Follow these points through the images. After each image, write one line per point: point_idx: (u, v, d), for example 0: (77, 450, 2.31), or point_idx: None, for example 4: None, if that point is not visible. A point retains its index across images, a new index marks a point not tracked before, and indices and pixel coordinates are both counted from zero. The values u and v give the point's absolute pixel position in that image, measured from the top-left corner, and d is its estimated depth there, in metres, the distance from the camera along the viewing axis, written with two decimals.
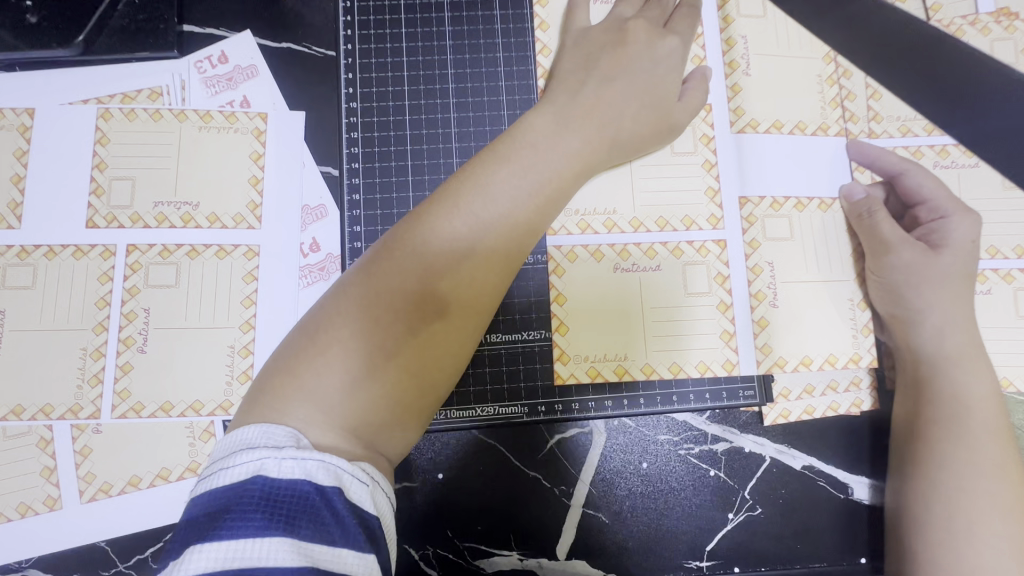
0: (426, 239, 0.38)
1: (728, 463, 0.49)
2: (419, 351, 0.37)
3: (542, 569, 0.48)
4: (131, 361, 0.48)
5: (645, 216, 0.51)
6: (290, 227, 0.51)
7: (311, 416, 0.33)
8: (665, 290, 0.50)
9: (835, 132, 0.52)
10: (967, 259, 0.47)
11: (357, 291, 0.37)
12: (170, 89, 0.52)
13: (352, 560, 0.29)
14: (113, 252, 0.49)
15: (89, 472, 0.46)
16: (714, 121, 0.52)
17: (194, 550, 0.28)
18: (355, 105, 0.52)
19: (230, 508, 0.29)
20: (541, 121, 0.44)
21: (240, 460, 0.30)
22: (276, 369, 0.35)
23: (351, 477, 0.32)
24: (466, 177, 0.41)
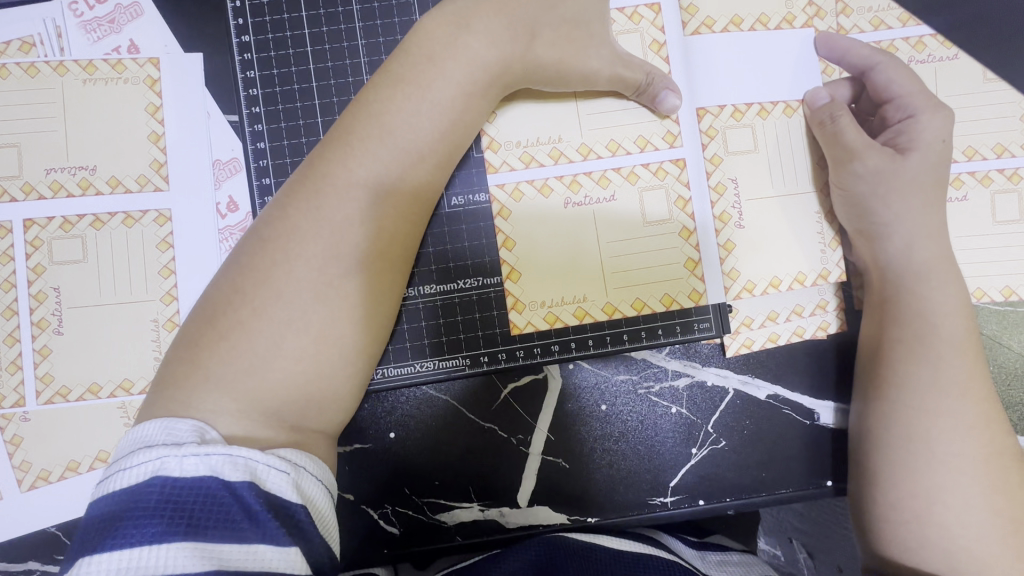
0: (320, 199, 0.35)
1: (690, 399, 0.48)
2: (335, 317, 0.34)
3: (504, 517, 0.47)
4: (49, 344, 0.45)
5: (594, 140, 0.45)
6: (202, 186, 0.46)
7: (221, 404, 0.31)
8: (622, 222, 0.46)
9: (801, 24, 0.47)
10: (937, 160, 0.43)
11: (255, 265, 0.34)
12: (44, 39, 0.46)
13: (270, 556, 0.28)
14: (9, 229, 0.45)
15: (24, 460, 0.44)
16: (665, 24, 0.46)
17: (84, 564, 0.25)
18: (248, 39, 0.46)
19: (124, 515, 0.27)
20: (457, 42, 0.38)
21: (135, 462, 0.28)
22: (177, 357, 0.33)
23: (267, 467, 0.30)
24: (369, 126, 0.37)
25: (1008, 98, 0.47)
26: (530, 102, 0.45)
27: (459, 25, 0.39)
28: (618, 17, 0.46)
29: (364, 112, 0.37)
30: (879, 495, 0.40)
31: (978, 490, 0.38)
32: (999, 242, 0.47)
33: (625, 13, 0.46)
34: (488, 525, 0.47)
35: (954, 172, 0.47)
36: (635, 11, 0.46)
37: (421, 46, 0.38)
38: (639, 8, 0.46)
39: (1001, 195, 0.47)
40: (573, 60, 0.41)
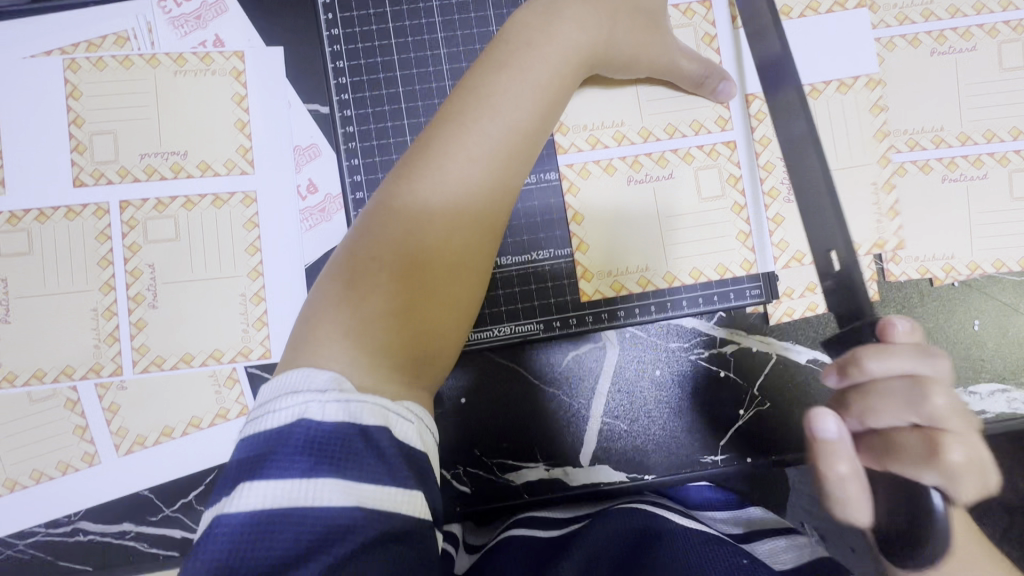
0: (443, 172, 0.38)
1: (737, 364, 0.51)
2: (452, 274, 0.38)
3: (567, 476, 0.51)
4: (144, 317, 0.48)
5: (653, 124, 0.50)
6: (286, 170, 0.50)
7: (352, 355, 0.34)
8: (679, 198, 0.50)
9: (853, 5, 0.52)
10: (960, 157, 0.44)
11: (383, 235, 0.38)
12: (136, 33, 0.49)
13: (401, 497, 0.31)
14: (106, 210, 0.48)
15: (121, 426, 0.47)
16: (715, 19, 0.50)
17: (246, 488, 0.29)
18: (336, 32, 0.49)
19: (277, 450, 0.30)
20: (549, 29, 0.42)
21: (285, 405, 0.31)
22: (313, 320, 0.36)
23: (396, 415, 0.33)
24: (479, 107, 0.40)
25: (1022, 86, 0.52)
26: (599, 89, 0.49)
27: (549, 14, 0.43)
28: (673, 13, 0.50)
29: (469, 94, 0.41)
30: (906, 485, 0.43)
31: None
32: (1017, 217, 0.51)
33: (679, 9, 0.50)
34: (553, 484, 0.51)
35: (975, 153, 0.52)
36: (688, 8, 0.50)
37: (520, 35, 0.42)
38: (692, 4, 0.50)
39: (1018, 174, 0.51)
40: (641, 49, 0.45)
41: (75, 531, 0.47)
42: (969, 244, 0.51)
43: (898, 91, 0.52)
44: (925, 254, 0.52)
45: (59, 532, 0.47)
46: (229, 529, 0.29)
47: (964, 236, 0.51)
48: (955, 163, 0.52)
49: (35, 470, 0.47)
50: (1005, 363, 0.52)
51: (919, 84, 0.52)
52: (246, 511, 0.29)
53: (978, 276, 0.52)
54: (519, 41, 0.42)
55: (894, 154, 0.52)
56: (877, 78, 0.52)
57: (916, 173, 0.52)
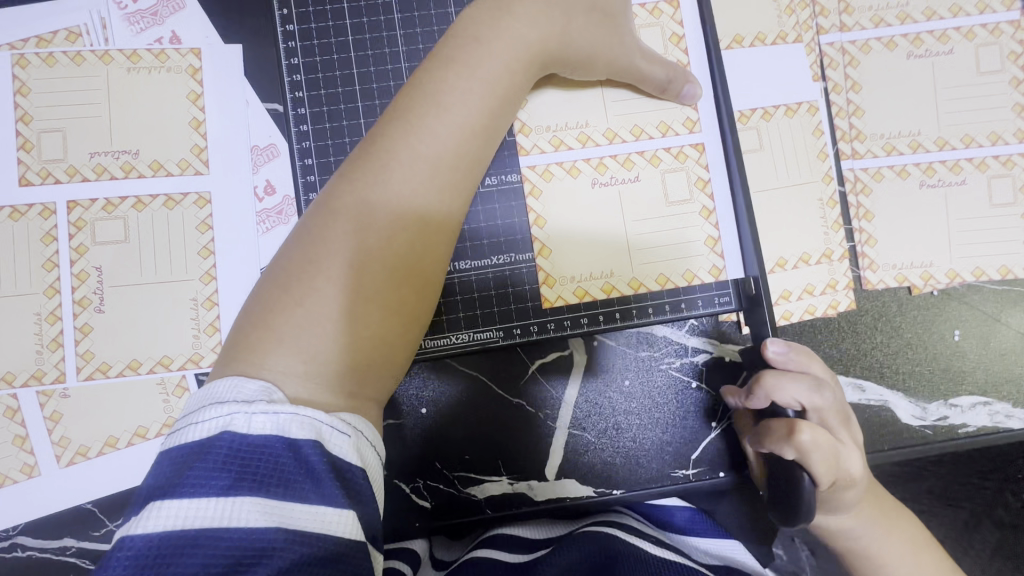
0: (387, 172, 0.38)
1: (710, 374, 0.50)
2: (396, 277, 0.37)
3: (532, 490, 0.49)
4: (90, 322, 0.46)
5: (620, 125, 0.48)
6: (241, 171, 0.48)
7: (289, 365, 0.33)
8: (646, 201, 0.48)
9: (793, 40, 0.50)
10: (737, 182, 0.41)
11: (324, 235, 0.37)
12: (89, 29, 0.47)
13: (329, 517, 0.29)
14: (53, 210, 0.46)
15: (63, 436, 0.45)
16: (684, 19, 0.49)
17: (160, 505, 0.28)
18: (292, 28, 0.48)
19: (198, 464, 0.29)
20: (500, 25, 0.41)
21: (209, 416, 0.30)
22: (252, 325, 0.35)
23: (330, 429, 0.32)
24: (428, 106, 0.39)
25: (1000, 90, 0.50)
26: (560, 90, 0.48)
27: (501, 9, 0.41)
28: (640, 12, 0.49)
29: (417, 92, 0.39)
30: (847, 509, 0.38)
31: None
32: (998, 224, 0.50)
33: (646, 8, 0.49)
34: (517, 499, 0.49)
35: (953, 158, 0.50)
36: (656, 6, 0.49)
37: (466, 30, 0.41)
38: (659, 4, 0.49)
39: (997, 180, 0.50)
40: (600, 45, 0.44)
41: (14, 546, 0.45)
42: (948, 252, 0.50)
43: (873, 94, 0.51)
44: (902, 261, 0.50)
45: None
46: (134, 550, 0.27)
47: (942, 243, 0.50)
48: (933, 168, 0.50)
49: None
50: (987, 375, 0.50)
51: (893, 87, 0.51)
52: (156, 530, 0.27)
53: (957, 285, 0.50)
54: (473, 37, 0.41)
55: (870, 159, 0.51)
56: (852, 80, 0.51)
57: (893, 178, 0.51)
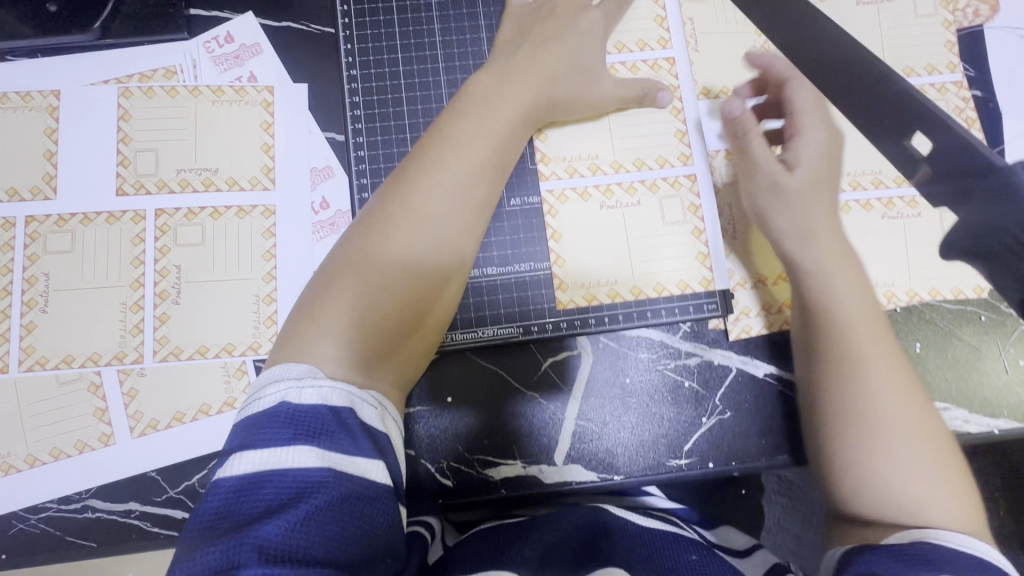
0: (409, 196, 0.47)
1: (700, 375, 0.57)
2: (409, 289, 0.46)
3: (543, 473, 0.55)
4: (167, 312, 0.53)
5: (624, 158, 0.57)
6: (303, 187, 0.56)
7: (325, 348, 0.42)
8: (647, 222, 0.56)
9: (769, 93, 0.59)
10: (815, 178, 0.56)
11: (355, 247, 0.46)
12: (183, 68, 0.57)
13: (366, 464, 0.38)
14: (143, 216, 0.54)
15: (137, 410, 0.52)
16: (678, 73, 0.59)
17: (240, 456, 0.36)
18: (355, 72, 0.57)
19: (263, 426, 0.38)
20: (506, 87, 0.51)
21: (270, 390, 0.39)
22: (297, 318, 0.44)
23: (361, 401, 0.41)
24: (445, 144, 0.48)
25: (950, 138, 0.59)
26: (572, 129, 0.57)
27: (506, 75, 0.52)
28: (642, 66, 0.59)
29: (436, 135, 0.49)
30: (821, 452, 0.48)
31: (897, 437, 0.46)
32: (950, 251, 0.58)
33: (648, 63, 0.59)
34: (529, 480, 0.55)
35: (909, 195, 0.59)
36: (655, 62, 0.59)
37: (480, 88, 0.51)
38: (659, 60, 0.59)
39: (948, 214, 0.59)
40: (587, 100, 0.55)
41: (85, 508, 0.51)
42: (906, 274, 0.58)
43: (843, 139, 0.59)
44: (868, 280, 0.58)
45: (70, 509, 0.51)
46: (225, 489, 0.35)
47: (901, 266, 0.58)
48: (892, 203, 0.59)
49: (54, 448, 0.51)
50: (944, 384, 0.57)
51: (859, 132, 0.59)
52: (239, 473, 0.35)
53: (916, 302, 0.58)
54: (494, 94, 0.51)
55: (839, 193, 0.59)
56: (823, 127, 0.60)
57: (859, 211, 0.59)
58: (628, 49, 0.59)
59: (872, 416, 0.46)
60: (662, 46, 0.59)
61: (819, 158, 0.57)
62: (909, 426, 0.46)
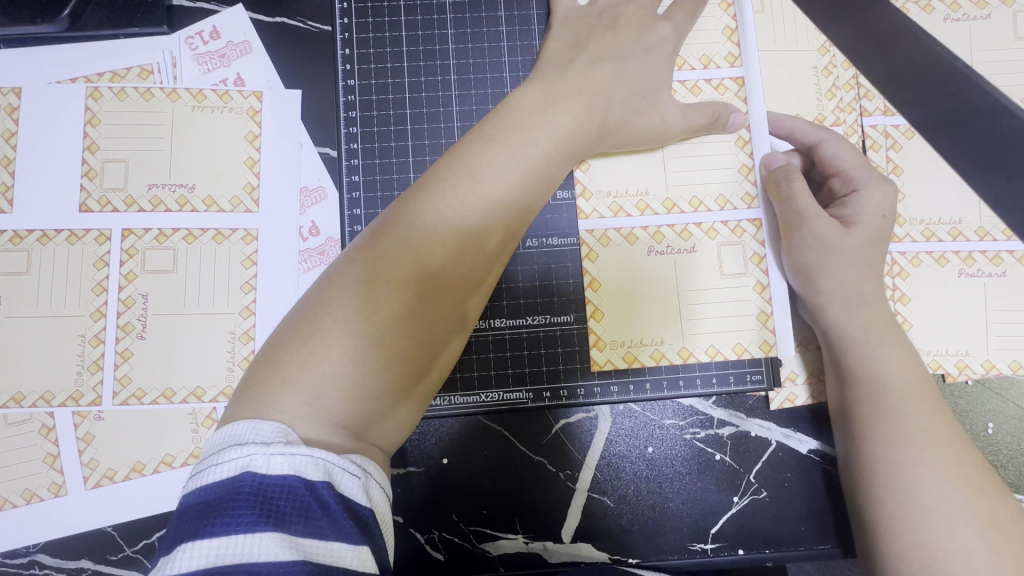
0: (438, 213, 0.39)
1: (734, 447, 0.49)
2: (409, 337, 0.37)
3: (547, 552, 0.48)
4: (131, 347, 0.47)
5: (678, 196, 0.49)
6: (290, 210, 0.50)
7: (305, 424, 0.34)
8: (699, 272, 0.49)
9: (831, 123, 0.51)
10: (878, 233, 0.45)
11: (369, 262, 0.38)
12: (161, 67, 0.50)
13: (345, 554, 0.30)
14: (108, 236, 0.48)
15: (93, 458, 0.46)
16: (748, 95, 0.50)
17: (188, 545, 0.28)
18: (353, 82, 0.50)
19: (219, 505, 0.30)
20: (543, 115, 0.43)
21: (228, 457, 0.30)
22: (266, 366, 0.36)
23: (342, 470, 0.32)
24: (463, 174, 0.40)
25: None
26: (620, 157, 0.49)
27: (540, 92, 0.44)
28: (705, 87, 0.50)
29: (444, 161, 0.41)
30: (882, 545, 0.40)
31: (994, 555, 0.38)
32: None
33: (712, 83, 0.50)
34: (532, 558, 0.48)
35: (993, 250, 0.50)
36: (721, 82, 0.50)
37: (508, 110, 0.43)
38: (725, 80, 0.50)
39: None
40: (635, 123, 0.46)
41: (32, 564, 0.46)
42: (984, 342, 0.49)
43: (915, 180, 0.51)
44: (938, 347, 0.50)
45: (15, 564, 0.46)
46: None
47: (980, 333, 0.50)
48: (973, 258, 0.50)
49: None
50: (1019, 472, 0.49)
51: (936, 173, 0.51)
52: (186, 569, 0.28)
53: (993, 376, 0.49)
54: (514, 114, 0.43)
55: (909, 243, 0.51)
56: (894, 164, 0.51)
57: (932, 264, 0.51)
58: (691, 66, 0.50)
59: (938, 515, 0.39)
60: (730, 63, 0.50)
61: (887, 211, 0.46)
62: (999, 535, 0.39)
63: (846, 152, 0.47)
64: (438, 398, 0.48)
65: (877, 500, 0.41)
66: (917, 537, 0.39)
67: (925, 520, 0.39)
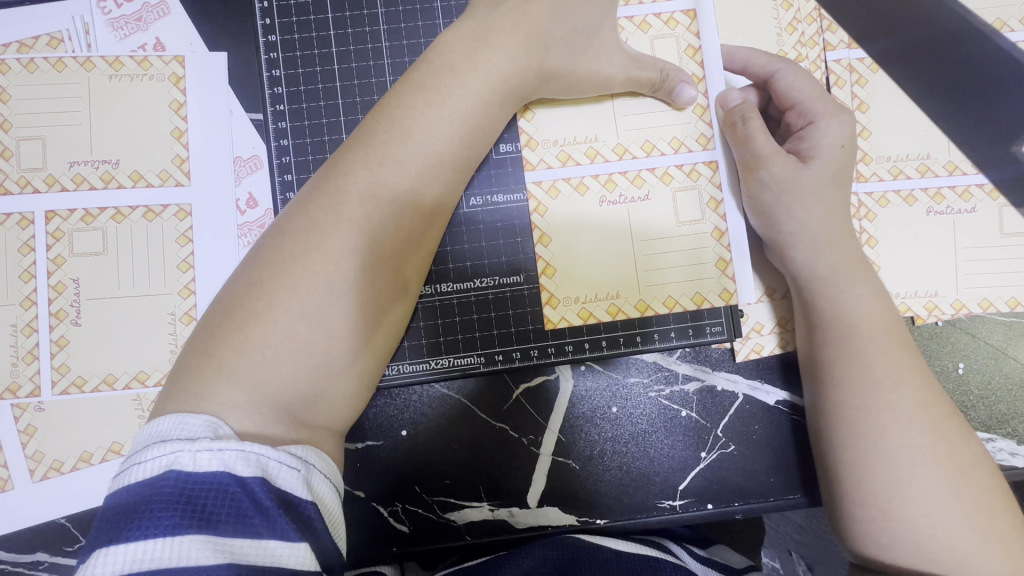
0: (364, 178, 0.37)
1: (701, 403, 0.48)
2: (346, 310, 0.35)
3: (513, 518, 0.47)
4: (66, 335, 0.45)
5: (629, 141, 0.47)
6: (224, 182, 0.47)
7: (234, 397, 0.32)
8: (657, 222, 0.47)
9: (793, 59, 0.48)
10: (838, 167, 0.43)
11: (297, 235, 0.36)
12: (71, 35, 0.46)
13: (282, 554, 0.28)
14: (31, 220, 0.45)
15: (37, 450, 0.45)
16: (700, 30, 0.47)
17: (100, 553, 0.26)
18: (274, 39, 0.47)
19: (139, 507, 0.27)
20: (479, 62, 0.40)
21: (149, 454, 0.28)
22: (195, 351, 0.34)
23: (279, 464, 0.30)
24: (394, 130, 0.38)
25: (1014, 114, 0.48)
26: (564, 104, 0.46)
27: (481, 33, 0.40)
28: (655, 22, 0.47)
29: (373, 117, 0.39)
30: (845, 493, 0.40)
31: (950, 496, 0.37)
32: (1008, 254, 0.48)
33: (661, 18, 0.47)
34: (497, 525, 0.47)
35: (963, 185, 0.48)
36: (671, 16, 0.47)
37: (441, 57, 0.40)
38: (675, 14, 0.47)
39: (1007, 208, 0.48)
40: (579, 68, 0.43)
41: None
42: (954, 282, 0.48)
43: (881, 115, 0.49)
44: (906, 290, 0.48)
45: None
46: None
47: (949, 272, 0.48)
48: (942, 195, 0.48)
49: None
50: (991, 412, 0.48)
51: (901, 107, 0.49)
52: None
53: (963, 316, 0.48)
54: (448, 60, 0.40)
55: (876, 182, 0.49)
56: (859, 100, 0.49)
57: (899, 204, 0.49)
58: (638, 1, 0.47)
59: (901, 457, 0.38)
60: None
61: (845, 141, 0.43)
62: (961, 471, 0.38)
63: (803, 83, 0.44)
64: (389, 367, 0.46)
65: (841, 448, 0.40)
66: (880, 481, 0.38)
67: (888, 463, 0.38)
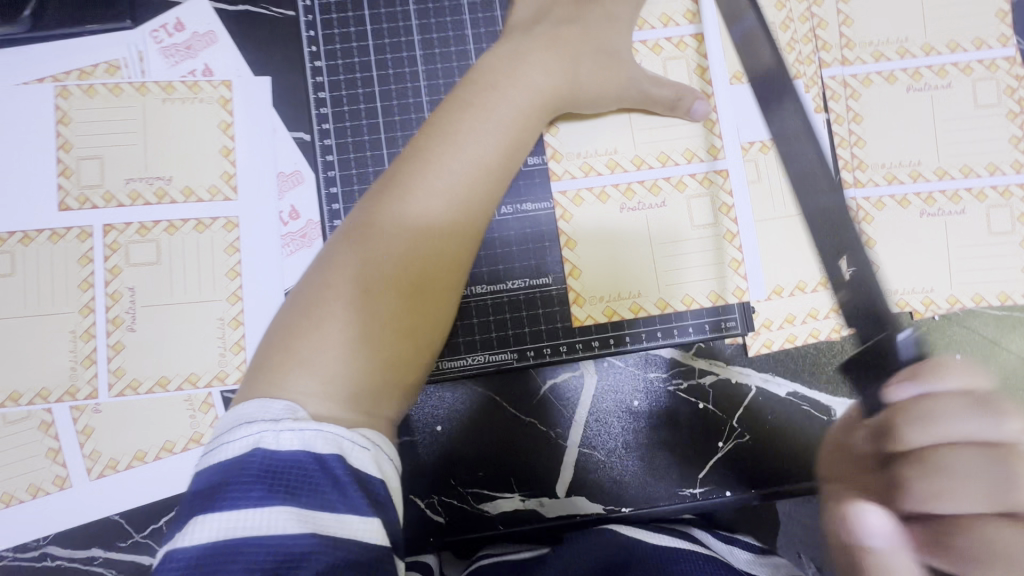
0: (405, 200, 0.40)
1: (717, 395, 0.51)
2: (399, 313, 0.38)
3: (543, 507, 0.50)
4: (122, 340, 0.48)
5: (646, 152, 0.50)
6: (269, 195, 0.50)
7: (299, 388, 0.35)
8: (673, 226, 0.50)
9: (792, 76, 0.52)
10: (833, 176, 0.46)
11: (351, 259, 0.39)
12: (127, 62, 0.50)
13: (357, 524, 0.31)
14: (89, 233, 0.49)
15: (94, 450, 0.47)
16: (709, 51, 0.51)
17: (201, 519, 0.30)
18: (320, 64, 0.51)
19: (233, 480, 0.31)
20: (511, 85, 0.44)
21: (239, 434, 0.32)
22: (272, 347, 0.37)
23: (352, 443, 0.33)
24: (444, 144, 0.42)
25: (998, 123, 0.52)
26: (586, 119, 0.50)
27: (516, 58, 0.45)
28: (666, 45, 0.51)
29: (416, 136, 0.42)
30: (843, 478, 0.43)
31: None
32: (997, 251, 0.52)
33: (672, 41, 0.51)
34: (529, 515, 0.50)
35: (953, 188, 0.52)
36: (681, 40, 0.51)
37: (478, 81, 0.44)
38: (685, 37, 0.51)
39: (995, 210, 0.52)
40: (600, 87, 0.47)
41: (43, 556, 0.47)
42: (948, 279, 0.52)
43: (874, 126, 0.53)
44: (904, 287, 0.52)
45: (27, 557, 0.47)
46: (188, 558, 0.29)
47: (943, 270, 0.52)
48: (933, 198, 0.52)
49: (6, 493, 0.47)
50: None
51: (893, 118, 0.53)
52: (198, 542, 0.29)
53: (957, 310, 0.52)
54: (483, 83, 0.44)
55: (872, 188, 0.53)
56: (854, 112, 0.53)
57: (895, 207, 0.52)
58: (651, 25, 0.51)
59: None
60: (688, 20, 0.52)
61: None
62: None
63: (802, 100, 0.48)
64: None
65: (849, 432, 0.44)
66: None
67: None
